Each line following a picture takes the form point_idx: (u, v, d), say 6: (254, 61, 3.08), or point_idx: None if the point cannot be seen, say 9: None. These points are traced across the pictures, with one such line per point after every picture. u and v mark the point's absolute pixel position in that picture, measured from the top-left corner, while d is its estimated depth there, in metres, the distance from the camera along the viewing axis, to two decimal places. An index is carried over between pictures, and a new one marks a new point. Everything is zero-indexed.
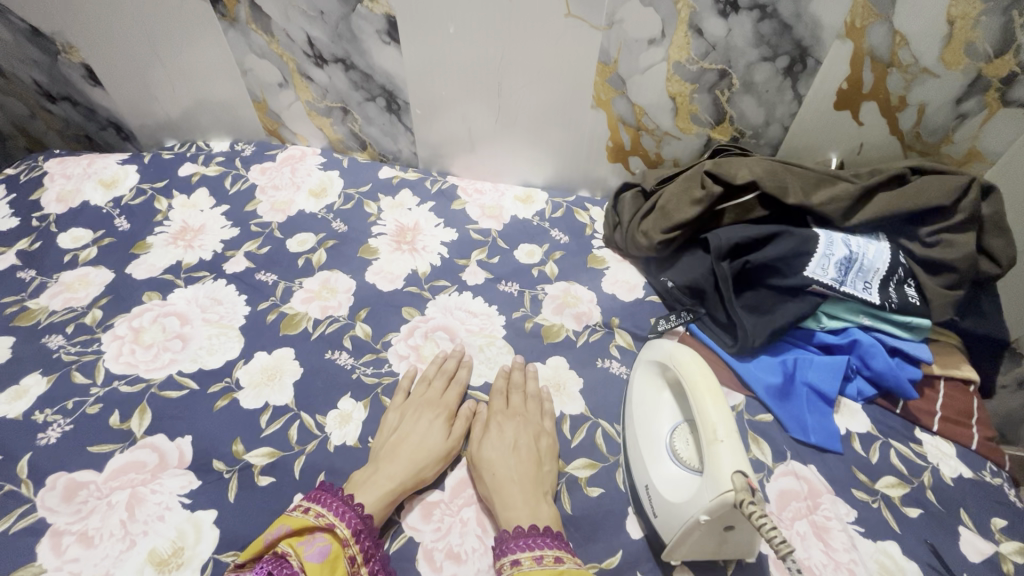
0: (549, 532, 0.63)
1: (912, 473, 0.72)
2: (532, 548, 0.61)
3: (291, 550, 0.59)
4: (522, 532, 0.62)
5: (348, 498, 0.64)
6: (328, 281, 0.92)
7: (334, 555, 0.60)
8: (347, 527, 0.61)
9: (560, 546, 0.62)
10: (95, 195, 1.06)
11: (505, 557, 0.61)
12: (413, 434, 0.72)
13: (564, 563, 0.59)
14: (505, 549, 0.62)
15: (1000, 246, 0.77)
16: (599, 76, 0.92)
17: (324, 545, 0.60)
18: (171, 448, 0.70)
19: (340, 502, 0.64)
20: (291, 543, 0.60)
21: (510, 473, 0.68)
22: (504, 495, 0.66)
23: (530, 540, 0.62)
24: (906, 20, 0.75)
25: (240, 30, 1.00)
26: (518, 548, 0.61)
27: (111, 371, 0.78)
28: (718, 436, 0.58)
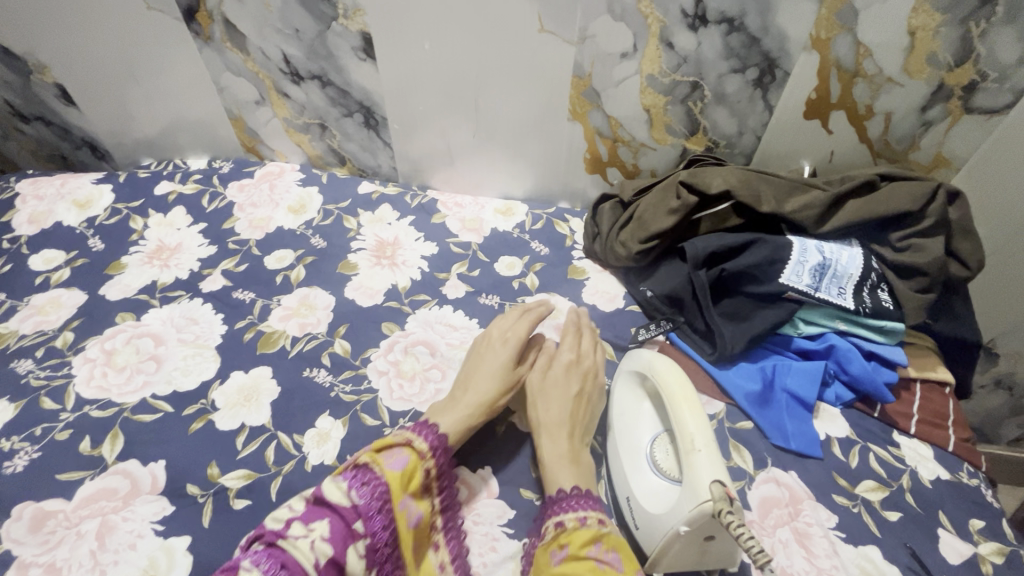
0: (584, 494, 0.64)
1: (890, 476, 0.72)
2: (574, 509, 0.62)
3: (374, 460, 0.63)
4: (564, 496, 0.64)
5: (430, 424, 0.68)
6: (307, 298, 0.91)
7: (411, 470, 0.63)
8: (425, 442, 0.66)
9: (601, 510, 0.63)
10: (68, 216, 1.05)
11: (551, 518, 0.63)
12: (485, 369, 0.75)
13: (606, 525, 0.60)
14: (552, 511, 0.63)
15: (968, 250, 0.79)
16: (574, 89, 0.93)
17: (406, 461, 0.64)
18: (143, 474, 0.69)
19: (426, 429, 0.68)
20: (375, 455, 0.63)
21: (558, 416, 0.70)
22: (545, 435, 0.69)
23: (575, 503, 0.63)
24: (869, 32, 0.78)
25: (215, 48, 1.00)
26: (564, 511, 0.62)
27: (81, 396, 0.76)
28: (696, 446, 0.58)
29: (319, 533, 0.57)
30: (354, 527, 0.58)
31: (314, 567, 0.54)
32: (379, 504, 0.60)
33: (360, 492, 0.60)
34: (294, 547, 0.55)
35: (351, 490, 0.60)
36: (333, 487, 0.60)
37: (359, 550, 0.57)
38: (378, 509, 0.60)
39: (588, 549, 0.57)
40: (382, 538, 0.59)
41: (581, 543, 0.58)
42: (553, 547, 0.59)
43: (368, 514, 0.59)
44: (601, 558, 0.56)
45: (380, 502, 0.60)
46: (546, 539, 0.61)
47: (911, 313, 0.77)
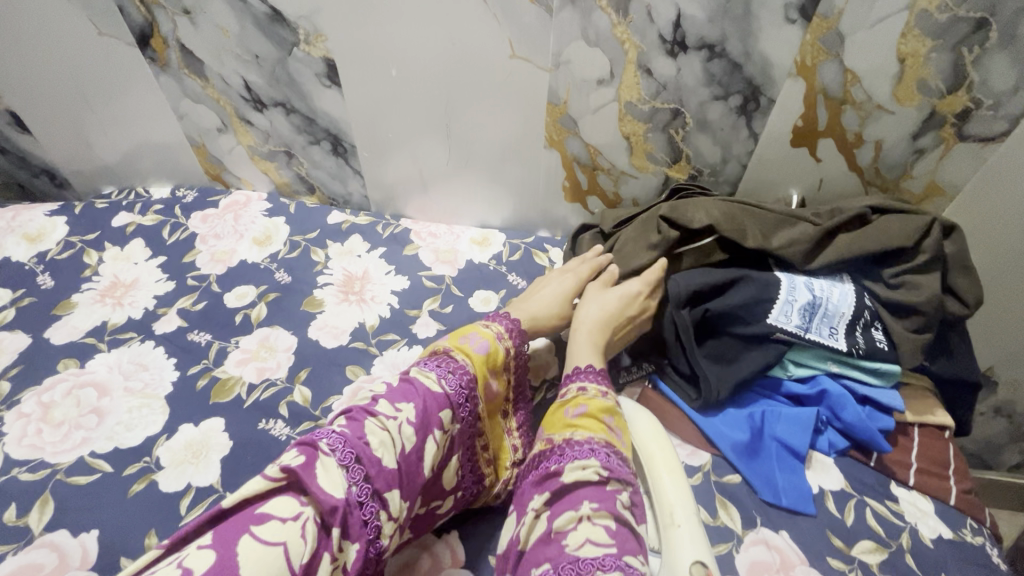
0: (594, 370, 0.68)
1: (889, 535, 0.67)
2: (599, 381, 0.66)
3: (458, 346, 0.66)
4: (579, 371, 0.68)
5: (511, 316, 0.75)
6: (267, 339, 0.86)
7: (493, 355, 0.67)
8: (502, 326, 0.72)
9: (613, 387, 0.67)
10: (17, 250, 0.99)
11: (573, 385, 0.66)
12: (554, 283, 0.84)
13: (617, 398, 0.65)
14: (574, 379, 0.67)
15: (966, 285, 0.74)
16: (550, 116, 0.88)
17: (488, 349, 0.67)
18: (74, 547, 0.63)
19: (511, 325, 0.73)
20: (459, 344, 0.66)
21: (596, 313, 0.76)
22: (582, 330, 0.75)
23: (595, 376, 0.67)
24: (856, 58, 0.73)
25: (172, 74, 0.95)
26: (586, 379, 0.66)
27: (12, 457, 0.70)
28: (676, 519, 0.53)
29: (406, 417, 0.56)
30: (440, 414, 0.58)
31: (399, 452, 0.54)
32: (466, 394, 0.62)
33: (450, 379, 0.61)
34: (381, 430, 0.53)
35: (442, 377, 0.61)
36: (422, 375, 0.61)
37: (435, 438, 0.57)
38: (466, 398, 0.62)
39: (605, 420, 0.60)
40: (465, 422, 0.62)
41: (600, 412, 0.61)
42: (569, 407, 0.63)
43: (458, 401, 0.61)
44: (615, 426, 0.60)
45: (466, 391, 0.62)
46: (563, 399, 0.64)
47: (907, 355, 0.72)
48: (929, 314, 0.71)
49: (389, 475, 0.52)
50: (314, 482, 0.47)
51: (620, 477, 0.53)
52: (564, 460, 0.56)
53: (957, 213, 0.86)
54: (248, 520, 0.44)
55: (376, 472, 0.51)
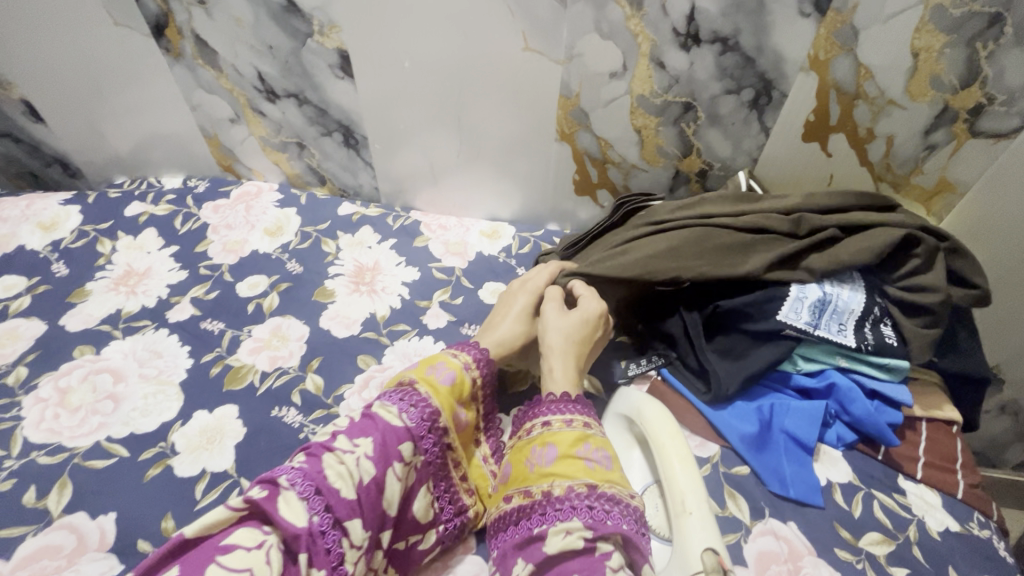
0: (578, 403, 0.64)
1: (897, 527, 0.68)
2: (559, 413, 0.63)
3: (421, 377, 0.62)
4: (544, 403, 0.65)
5: (477, 344, 0.71)
6: (279, 329, 0.87)
7: (461, 385, 0.64)
8: (469, 355, 0.68)
9: (587, 413, 0.64)
10: (32, 239, 1.00)
11: (538, 419, 0.63)
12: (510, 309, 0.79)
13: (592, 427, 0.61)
14: (538, 413, 0.64)
15: (968, 268, 0.73)
16: (561, 109, 0.89)
17: (454, 378, 0.64)
18: (92, 529, 0.64)
19: (477, 351, 0.69)
20: (423, 374, 0.62)
21: (560, 341, 0.70)
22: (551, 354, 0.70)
23: (558, 407, 0.63)
24: (869, 52, 0.74)
25: (186, 65, 0.96)
26: (550, 412, 0.63)
27: (30, 440, 0.71)
28: (687, 507, 0.53)
29: (365, 451, 0.54)
30: (399, 449, 0.56)
31: (358, 486, 0.52)
32: (429, 426, 0.59)
33: (414, 415, 0.59)
34: (337, 465, 0.52)
35: (406, 412, 0.58)
36: (384, 411, 0.58)
37: (397, 474, 0.55)
38: (429, 430, 0.59)
39: (579, 448, 0.59)
40: (433, 455, 0.60)
41: (570, 443, 0.59)
42: (537, 448, 0.60)
43: (421, 435, 0.58)
44: (591, 459, 0.58)
45: (429, 423, 0.60)
46: (528, 439, 0.62)
47: (917, 351, 0.72)
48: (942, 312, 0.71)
49: (349, 510, 0.50)
50: (275, 514, 0.48)
51: (604, 533, 0.51)
52: (546, 524, 0.53)
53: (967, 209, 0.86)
54: (213, 551, 0.45)
55: (337, 503, 0.50)
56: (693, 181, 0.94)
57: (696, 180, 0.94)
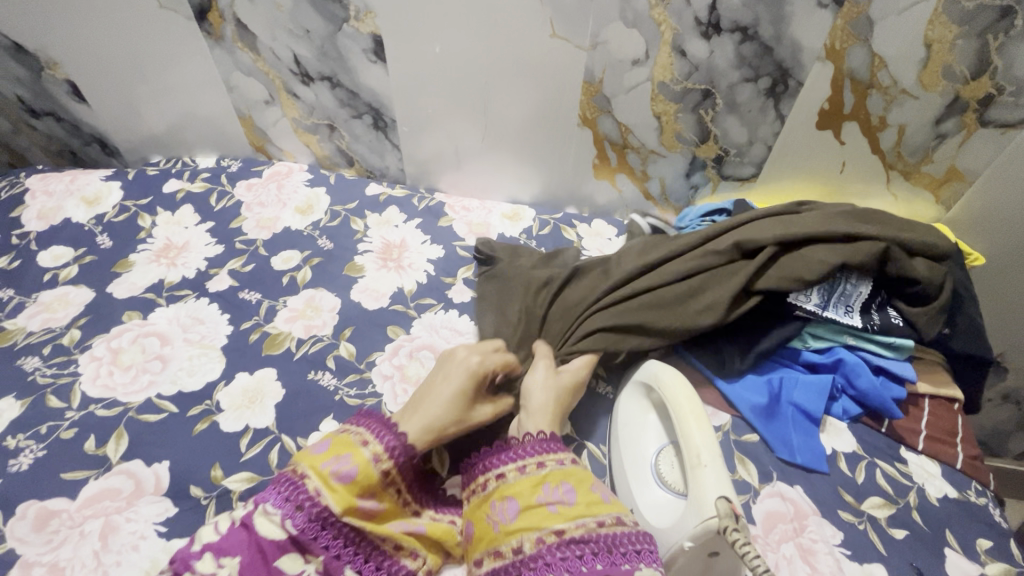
0: (540, 441, 0.63)
1: (897, 493, 0.72)
2: (517, 459, 0.61)
3: (314, 472, 0.56)
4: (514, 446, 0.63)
5: (392, 425, 0.63)
6: (312, 300, 0.91)
7: (362, 476, 0.57)
8: (381, 444, 0.60)
9: (543, 451, 0.62)
10: (77, 212, 1.05)
11: (489, 472, 0.61)
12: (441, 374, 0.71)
13: (546, 467, 0.60)
14: (488, 465, 0.62)
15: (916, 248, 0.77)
16: (585, 95, 0.92)
17: (351, 469, 0.57)
18: (148, 475, 0.69)
19: (381, 426, 0.62)
20: (314, 467, 0.57)
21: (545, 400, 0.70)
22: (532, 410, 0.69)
23: (506, 455, 0.62)
24: (884, 43, 0.77)
25: (225, 47, 1.00)
26: (502, 463, 0.61)
27: (87, 394, 0.76)
28: (702, 460, 0.58)
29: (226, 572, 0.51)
30: (275, 563, 0.53)
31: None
32: (321, 524, 0.55)
33: (297, 520, 0.54)
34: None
35: (285, 516, 0.54)
36: (263, 520, 0.54)
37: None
38: (323, 528, 0.55)
39: (538, 493, 0.57)
40: (335, 549, 0.55)
41: (529, 492, 0.57)
42: (495, 503, 0.58)
43: (311, 538, 0.54)
44: (554, 501, 0.56)
45: (322, 521, 0.55)
46: (484, 495, 0.60)
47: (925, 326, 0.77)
48: (931, 285, 0.76)
49: None
50: None
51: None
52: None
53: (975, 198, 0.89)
54: None
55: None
56: (709, 167, 0.97)
57: (712, 166, 0.97)
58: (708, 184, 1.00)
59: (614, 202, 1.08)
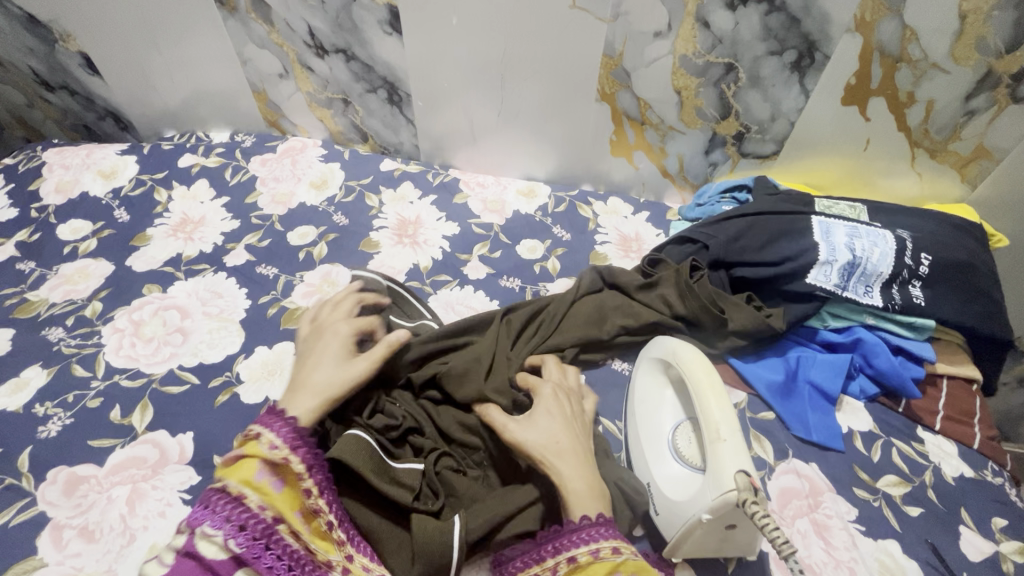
0: (603, 521, 0.54)
1: (913, 472, 0.72)
2: (588, 542, 0.52)
3: (247, 492, 0.50)
4: (586, 524, 0.53)
5: (280, 412, 0.57)
6: (329, 275, 0.92)
7: (292, 490, 0.53)
8: (301, 460, 0.54)
9: (617, 538, 0.53)
10: (94, 186, 1.06)
11: (560, 555, 0.53)
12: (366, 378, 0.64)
13: (623, 555, 0.51)
14: (560, 545, 0.53)
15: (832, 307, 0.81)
16: (604, 68, 0.91)
17: (282, 472, 0.53)
18: (173, 444, 0.70)
19: (292, 433, 0.55)
20: (245, 481, 0.50)
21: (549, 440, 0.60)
22: (558, 464, 0.58)
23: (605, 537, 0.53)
24: (916, 15, 0.74)
25: (239, 19, 1.00)
26: (574, 544, 0.53)
27: (111, 365, 0.78)
28: (721, 435, 0.58)
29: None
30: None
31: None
32: (266, 542, 0.49)
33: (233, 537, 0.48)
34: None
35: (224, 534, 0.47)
36: (205, 543, 0.47)
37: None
38: (267, 546, 0.49)
39: None
40: (285, 569, 0.49)
41: None
42: None
43: (254, 557, 0.48)
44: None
45: (268, 537, 0.49)
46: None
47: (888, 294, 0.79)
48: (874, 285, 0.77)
49: None
50: None
51: None
52: None
53: (1002, 179, 0.87)
54: None
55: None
56: (729, 144, 0.95)
57: (732, 143, 0.95)
58: (727, 162, 0.98)
59: (631, 179, 1.07)
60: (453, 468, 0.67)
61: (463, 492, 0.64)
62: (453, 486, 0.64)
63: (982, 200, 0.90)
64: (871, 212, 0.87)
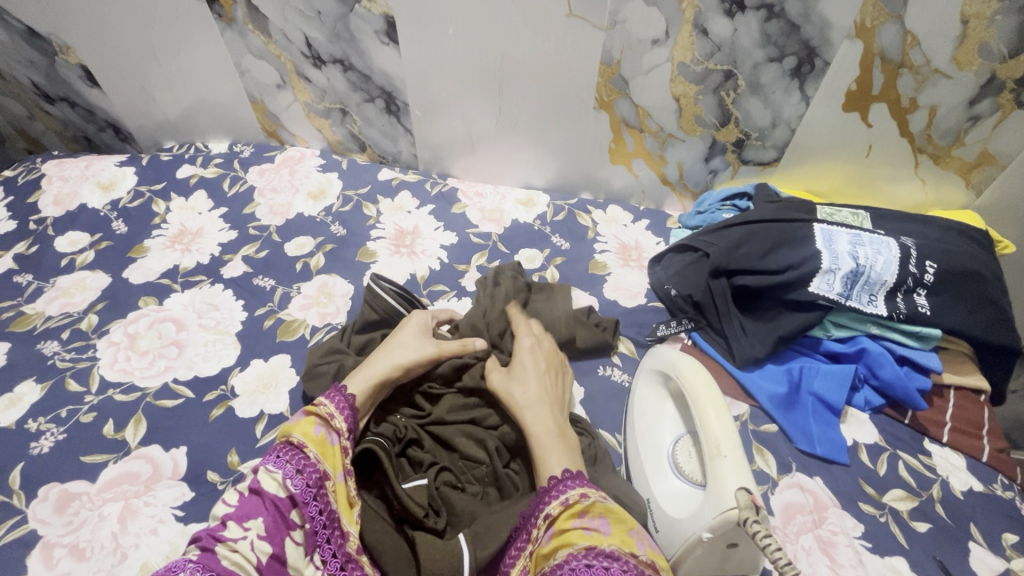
0: (570, 476, 0.56)
1: (921, 486, 0.70)
2: (558, 494, 0.54)
3: (307, 443, 0.57)
4: (555, 481, 0.56)
5: (339, 387, 0.64)
6: (326, 286, 0.91)
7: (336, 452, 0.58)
8: (344, 422, 0.61)
9: (585, 486, 0.55)
10: (92, 198, 1.06)
11: (539, 513, 0.54)
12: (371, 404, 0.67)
13: (589, 498, 0.52)
14: (539, 506, 0.55)
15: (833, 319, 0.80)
16: (601, 76, 0.90)
17: (336, 433, 0.59)
18: (166, 460, 0.70)
19: (348, 408, 0.62)
20: (306, 433, 0.57)
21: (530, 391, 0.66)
22: (525, 412, 0.64)
23: (573, 483, 0.55)
24: (918, 20, 0.73)
25: (237, 30, 1.00)
26: (549, 500, 0.54)
27: (106, 378, 0.77)
28: (721, 451, 0.57)
29: (256, 531, 0.50)
30: (290, 517, 0.52)
31: (254, 567, 0.48)
32: (316, 490, 0.54)
33: (295, 477, 0.53)
34: (232, 554, 0.48)
35: (284, 474, 0.53)
36: (266, 479, 0.53)
37: (296, 540, 0.52)
38: (316, 496, 0.53)
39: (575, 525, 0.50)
40: (321, 524, 0.52)
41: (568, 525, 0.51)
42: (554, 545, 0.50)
43: (304, 500, 0.52)
44: (587, 525, 0.50)
45: (317, 488, 0.54)
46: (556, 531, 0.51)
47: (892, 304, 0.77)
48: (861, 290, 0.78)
49: None
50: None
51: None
52: None
53: (1007, 185, 0.85)
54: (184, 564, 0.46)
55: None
56: (730, 151, 0.95)
57: (732, 150, 0.94)
58: (728, 169, 0.97)
59: (630, 187, 1.06)
60: (451, 483, 0.65)
61: (463, 509, 0.62)
62: (452, 503, 0.62)
63: (988, 207, 0.89)
64: (874, 219, 0.86)
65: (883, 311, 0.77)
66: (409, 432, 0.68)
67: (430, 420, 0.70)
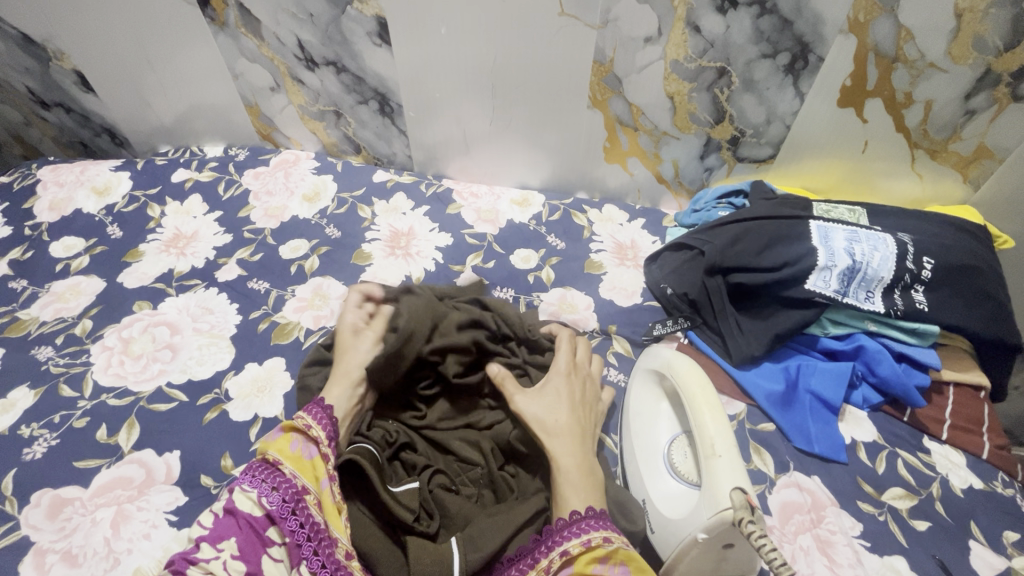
0: (592, 514, 0.55)
1: (920, 484, 0.69)
2: (580, 534, 0.53)
3: (281, 459, 0.58)
4: (576, 518, 0.55)
5: (319, 401, 0.65)
6: (320, 289, 0.91)
7: (316, 463, 0.59)
8: (323, 431, 0.61)
9: (606, 527, 0.54)
10: (87, 203, 1.06)
11: (553, 551, 0.54)
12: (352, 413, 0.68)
13: (613, 543, 0.53)
14: (551, 542, 0.54)
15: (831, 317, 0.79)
16: (595, 75, 0.90)
17: (314, 444, 0.60)
18: (159, 464, 0.69)
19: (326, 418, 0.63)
20: (281, 451, 0.58)
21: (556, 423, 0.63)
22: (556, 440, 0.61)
23: (594, 523, 0.54)
24: (912, 15, 0.73)
25: (229, 34, 1.00)
26: (565, 538, 0.54)
27: (99, 384, 0.77)
28: (716, 451, 0.56)
29: (230, 551, 0.51)
30: (266, 535, 0.53)
31: None
32: (293, 505, 0.54)
33: (270, 495, 0.54)
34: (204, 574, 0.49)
35: (259, 493, 0.54)
36: (241, 498, 0.54)
37: (274, 556, 0.53)
38: (294, 510, 0.54)
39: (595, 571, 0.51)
40: (304, 536, 0.53)
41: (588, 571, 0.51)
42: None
43: (282, 516, 0.53)
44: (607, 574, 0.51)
45: (295, 502, 0.54)
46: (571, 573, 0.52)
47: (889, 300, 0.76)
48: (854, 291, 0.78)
49: None
50: None
51: None
52: None
53: (1005, 180, 0.85)
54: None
55: None
56: (724, 149, 0.94)
57: (727, 148, 0.94)
58: (723, 167, 0.97)
59: (626, 186, 1.05)
60: (445, 486, 0.64)
61: (458, 513, 0.61)
62: (446, 506, 0.61)
63: (986, 202, 0.88)
64: (871, 215, 0.85)
65: (880, 306, 0.77)
66: (402, 436, 0.67)
67: (423, 424, 0.70)
